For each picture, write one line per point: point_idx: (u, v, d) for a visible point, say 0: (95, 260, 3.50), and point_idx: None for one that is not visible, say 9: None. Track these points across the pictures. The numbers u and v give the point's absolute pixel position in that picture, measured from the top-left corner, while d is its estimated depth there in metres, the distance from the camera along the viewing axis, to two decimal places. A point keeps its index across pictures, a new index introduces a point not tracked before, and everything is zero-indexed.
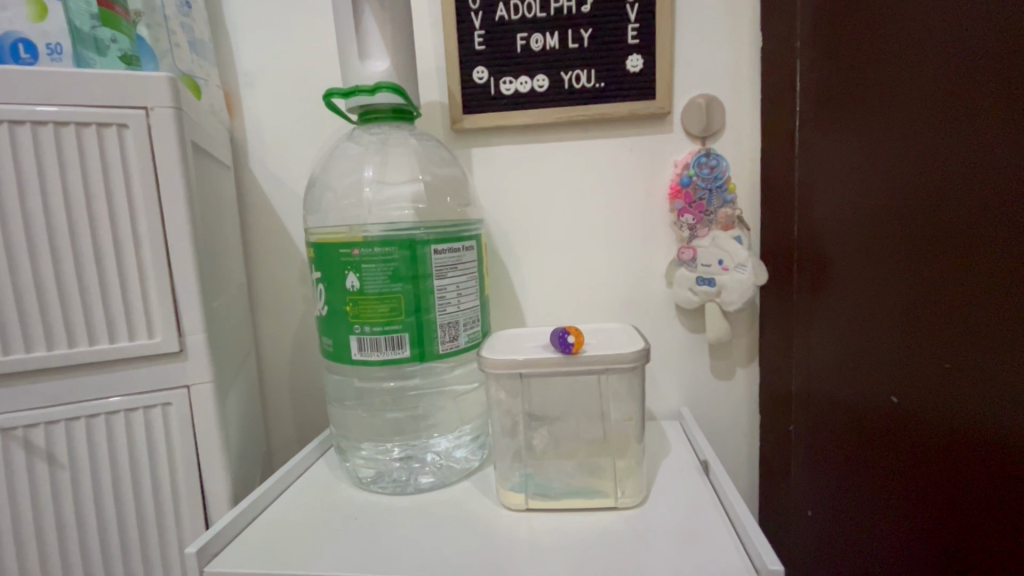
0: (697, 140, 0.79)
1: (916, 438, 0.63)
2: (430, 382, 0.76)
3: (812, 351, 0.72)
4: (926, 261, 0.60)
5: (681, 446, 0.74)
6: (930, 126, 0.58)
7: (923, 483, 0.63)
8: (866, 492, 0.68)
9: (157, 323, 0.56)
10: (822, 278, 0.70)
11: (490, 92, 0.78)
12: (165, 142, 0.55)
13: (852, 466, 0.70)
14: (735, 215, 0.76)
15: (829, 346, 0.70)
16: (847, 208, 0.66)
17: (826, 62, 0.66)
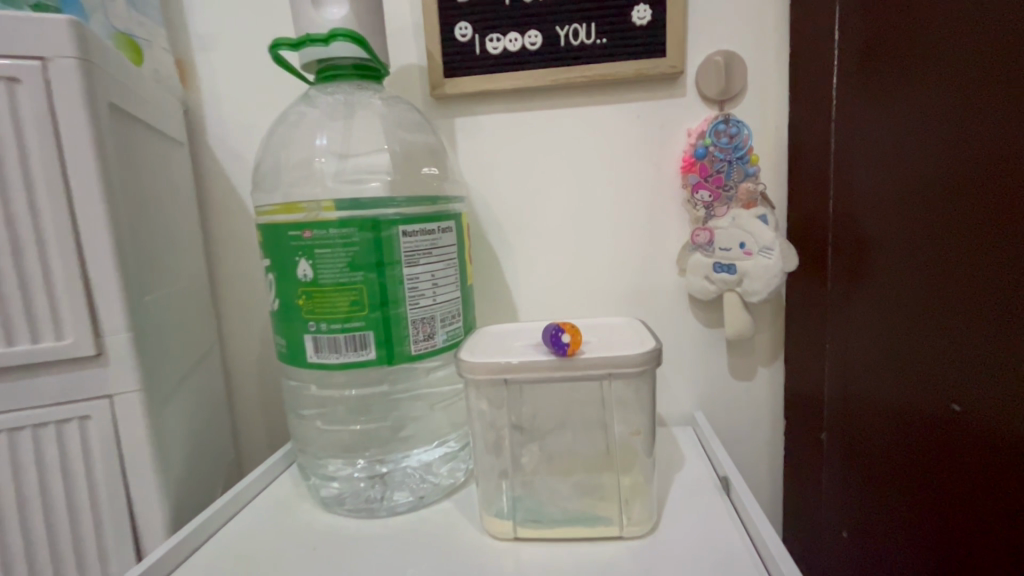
0: (713, 105, 0.68)
1: (983, 455, 0.52)
2: (409, 386, 0.67)
3: (864, 357, 0.61)
4: (999, 237, 0.49)
5: (695, 457, 0.65)
6: (1007, 70, 0.47)
7: (994, 510, 0.51)
8: (924, 516, 0.58)
9: (67, 322, 0.47)
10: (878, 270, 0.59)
11: (475, 52, 0.68)
12: (69, 102, 0.45)
13: (905, 486, 0.59)
14: (758, 192, 0.65)
15: (888, 354, 0.59)
16: (899, 180, 0.56)
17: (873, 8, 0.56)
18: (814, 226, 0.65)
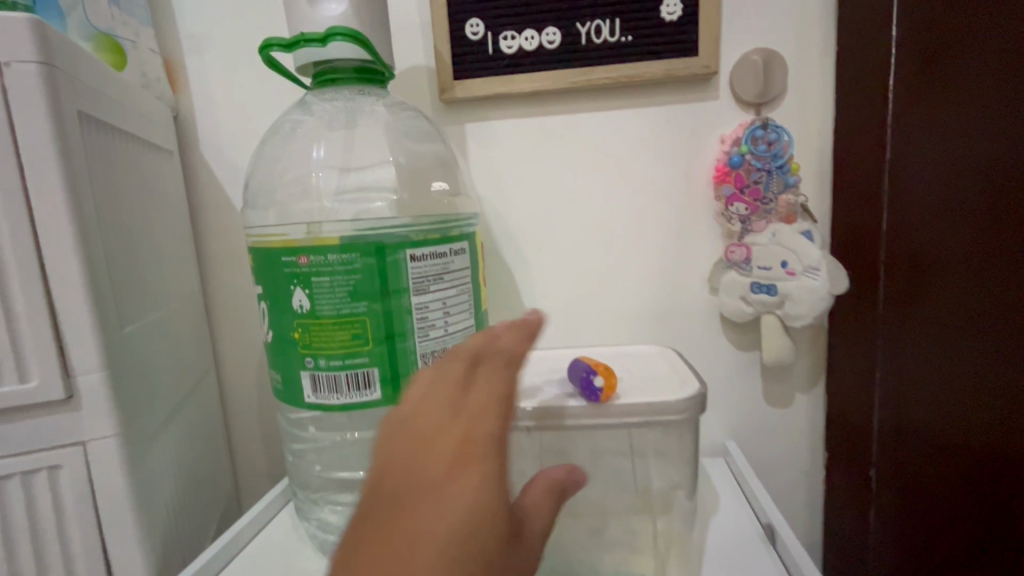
0: (749, 109, 0.62)
1: None
2: None
3: (939, 404, 0.53)
4: None
5: (732, 496, 0.59)
6: None
7: None
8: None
9: (33, 362, 0.42)
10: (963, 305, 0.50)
11: (488, 51, 0.62)
12: (31, 113, 0.40)
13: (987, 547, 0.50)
14: (799, 204, 0.60)
15: (955, 388, 0.51)
16: (967, 189, 0.48)
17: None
18: (864, 242, 0.58)
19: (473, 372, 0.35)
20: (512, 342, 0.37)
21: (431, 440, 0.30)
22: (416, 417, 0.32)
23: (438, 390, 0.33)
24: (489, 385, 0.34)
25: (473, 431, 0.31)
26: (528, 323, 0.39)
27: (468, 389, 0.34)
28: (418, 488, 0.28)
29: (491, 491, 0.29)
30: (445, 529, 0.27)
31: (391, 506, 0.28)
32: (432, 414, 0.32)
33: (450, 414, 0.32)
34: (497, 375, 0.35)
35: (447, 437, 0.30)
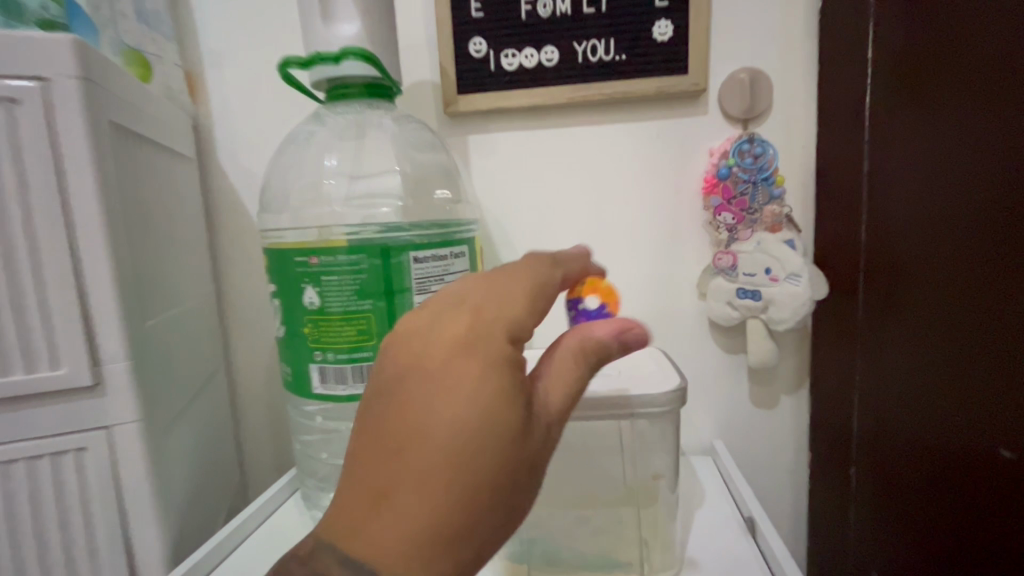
0: (736, 124, 0.65)
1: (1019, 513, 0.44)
2: None
3: (904, 384, 0.55)
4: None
5: (717, 492, 0.61)
6: None
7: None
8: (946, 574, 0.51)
9: (64, 351, 0.45)
10: (923, 290, 0.52)
11: (490, 68, 0.66)
12: (72, 123, 0.44)
13: (927, 535, 0.53)
14: (784, 215, 0.63)
15: (914, 388, 0.53)
16: (931, 197, 0.50)
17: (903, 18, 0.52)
18: (846, 252, 0.61)
19: (507, 275, 0.34)
20: (553, 261, 0.37)
21: (453, 333, 0.30)
22: (445, 313, 0.31)
23: (474, 294, 0.33)
24: (520, 280, 0.34)
25: (494, 326, 0.31)
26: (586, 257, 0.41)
27: (510, 286, 0.33)
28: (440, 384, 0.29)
29: (513, 373, 0.30)
30: (450, 428, 0.27)
31: (401, 403, 0.28)
32: (456, 308, 0.32)
33: (472, 310, 0.31)
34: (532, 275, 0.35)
35: (462, 327, 0.30)
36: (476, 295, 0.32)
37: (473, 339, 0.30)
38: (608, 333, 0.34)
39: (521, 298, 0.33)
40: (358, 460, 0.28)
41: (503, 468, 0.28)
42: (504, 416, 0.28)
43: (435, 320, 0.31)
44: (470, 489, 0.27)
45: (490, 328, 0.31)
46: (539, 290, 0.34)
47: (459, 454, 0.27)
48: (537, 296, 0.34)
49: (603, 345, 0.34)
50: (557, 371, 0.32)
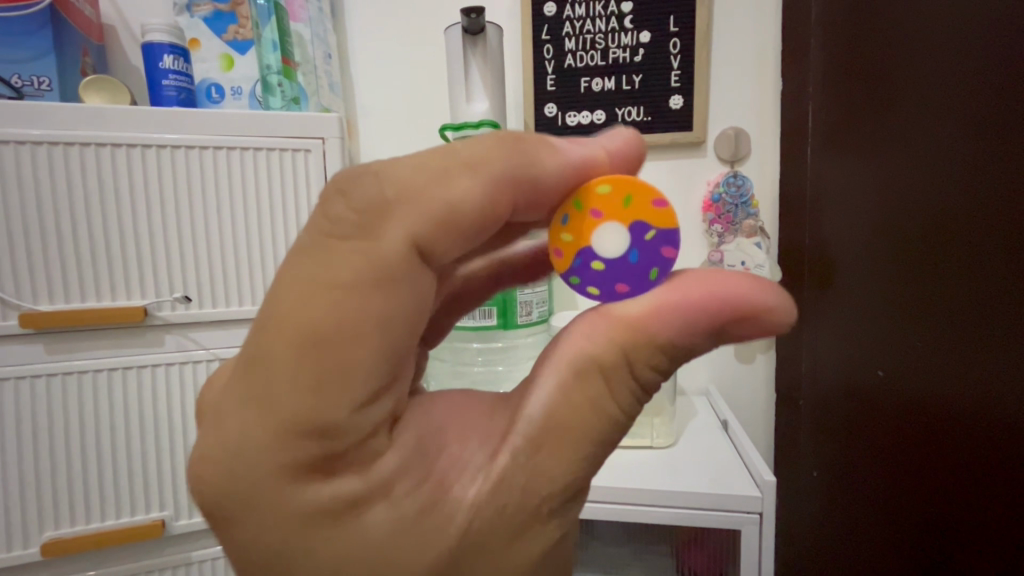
0: (726, 164, 0.96)
1: (894, 419, 0.70)
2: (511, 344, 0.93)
3: (829, 343, 0.82)
4: (902, 254, 0.68)
5: (705, 411, 0.91)
6: (907, 144, 0.67)
7: (899, 459, 0.69)
8: (854, 460, 0.78)
9: None
10: (842, 280, 0.80)
11: (558, 124, 0.99)
12: (335, 162, 0.77)
13: (844, 437, 0.80)
14: (757, 226, 0.93)
15: (840, 340, 0.80)
16: (848, 216, 0.78)
17: (832, 102, 0.80)
18: (794, 251, 0.90)
19: (342, 305, 0.23)
20: (394, 239, 0.24)
21: (280, 469, 0.23)
22: (264, 426, 0.23)
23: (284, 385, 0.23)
24: (362, 322, 0.23)
25: (329, 446, 0.24)
26: (481, 201, 0.26)
27: (332, 342, 0.23)
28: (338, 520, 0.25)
29: (394, 503, 0.26)
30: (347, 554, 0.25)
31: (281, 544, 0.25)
32: (274, 410, 0.23)
33: (283, 428, 0.23)
34: (362, 299, 0.23)
35: (308, 449, 0.23)
36: (286, 392, 0.23)
37: (323, 474, 0.24)
38: (705, 322, 0.27)
39: (349, 372, 0.23)
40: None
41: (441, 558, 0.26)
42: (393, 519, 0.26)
43: (252, 439, 0.23)
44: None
45: (318, 434, 0.23)
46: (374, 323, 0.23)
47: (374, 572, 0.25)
48: (377, 350, 0.24)
49: (686, 344, 0.28)
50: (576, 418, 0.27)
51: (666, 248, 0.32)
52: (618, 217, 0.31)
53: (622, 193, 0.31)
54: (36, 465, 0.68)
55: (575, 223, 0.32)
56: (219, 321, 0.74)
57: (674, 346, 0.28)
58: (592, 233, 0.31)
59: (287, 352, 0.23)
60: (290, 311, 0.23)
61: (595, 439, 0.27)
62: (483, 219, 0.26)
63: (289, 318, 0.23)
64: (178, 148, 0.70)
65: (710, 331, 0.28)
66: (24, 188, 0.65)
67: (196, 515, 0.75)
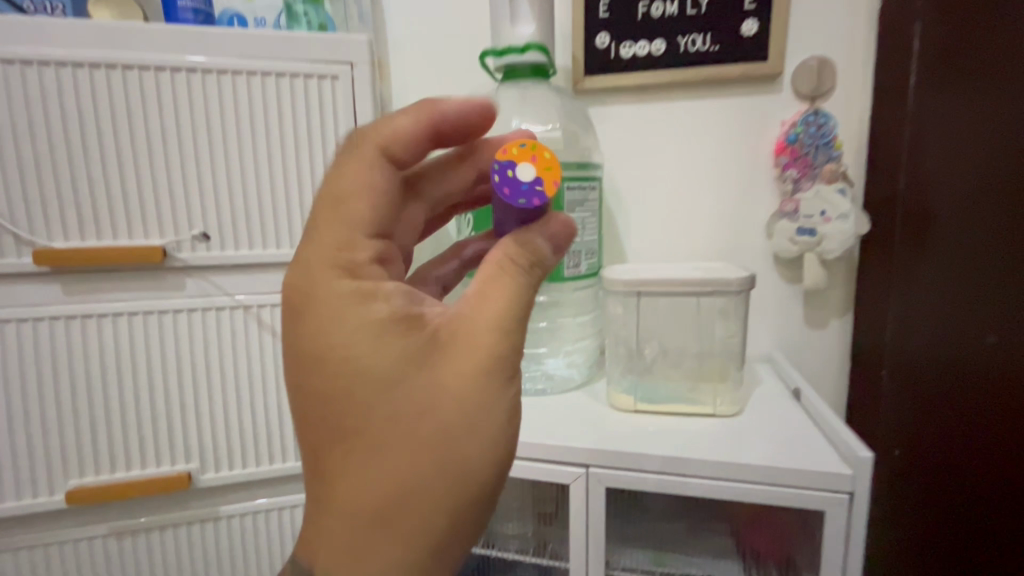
0: (806, 101, 0.83)
1: (1005, 390, 0.64)
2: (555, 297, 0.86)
3: (928, 309, 0.71)
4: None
5: (771, 379, 0.81)
6: None
7: (1002, 431, 0.64)
8: (937, 435, 0.71)
9: None
10: (938, 244, 0.69)
11: (610, 56, 0.87)
12: (365, 91, 0.69)
13: (924, 412, 0.72)
14: (840, 171, 0.81)
15: (937, 304, 0.70)
16: (950, 163, 0.67)
17: (951, 17, 0.65)
18: (886, 200, 0.77)
19: (351, 184, 0.40)
20: (371, 145, 0.40)
21: (343, 301, 0.39)
22: (319, 265, 0.39)
23: (324, 243, 0.40)
24: (363, 186, 0.40)
25: (352, 260, 0.39)
26: (418, 121, 0.41)
27: (348, 202, 0.40)
28: (343, 373, 0.38)
29: None
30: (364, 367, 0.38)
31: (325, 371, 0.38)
32: (327, 257, 0.39)
33: (330, 245, 0.39)
34: (369, 178, 0.40)
35: (343, 286, 0.39)
36: (325, 241, 0.40)
37: None
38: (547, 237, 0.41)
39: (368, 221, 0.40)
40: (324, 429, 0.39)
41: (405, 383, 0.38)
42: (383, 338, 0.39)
43: (315, 282, 0.39)
44: (426, 460, 0.38)
45: (347, 250, 0.40)
46: (371, 182, 0.40)
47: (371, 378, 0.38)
48: (378, 209, 0.41)
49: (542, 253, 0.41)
50: (490, 297, 0.39)
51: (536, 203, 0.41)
52: (533, 161, 0.41)
53: (541, 149, 0.41)
54: (59, 411, 0.65)
55: (527, 148, 0.41)
56: (243, 265, 0.68)
57: (535, 246, 0.40)
58: (525, 159, 0.41)
59: (325, 215, 0.40)
60: (333, 187, 0.40)
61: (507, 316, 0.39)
62: (404, 131, 0.41)
63: (326, 194, 0.40)
64: (195, 71, 0.63)
65: (550, 240, 0.41)
66: (33, 115, 0.60)
67: (223, 470, 0.72)
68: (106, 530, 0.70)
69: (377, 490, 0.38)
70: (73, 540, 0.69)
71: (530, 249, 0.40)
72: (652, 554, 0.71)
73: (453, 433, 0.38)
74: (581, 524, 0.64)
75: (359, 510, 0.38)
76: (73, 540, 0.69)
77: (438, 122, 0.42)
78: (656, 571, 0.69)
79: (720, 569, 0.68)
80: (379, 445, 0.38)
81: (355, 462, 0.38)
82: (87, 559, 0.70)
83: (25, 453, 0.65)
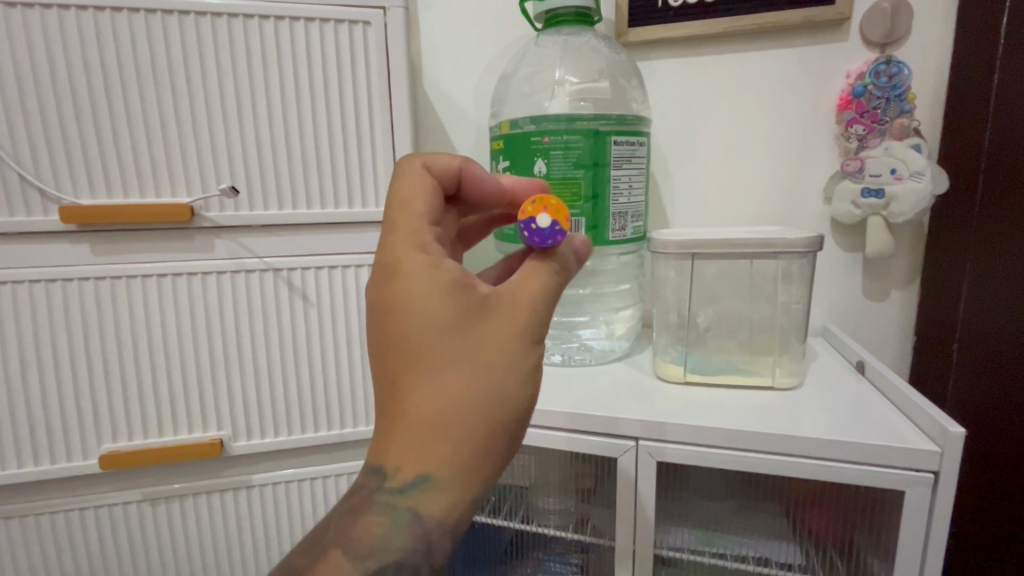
0: (876, 49, 0.76)
1: None
2: (595, 263, 0.82)
3: (1003, 273, 0.64)
4: None
5: (828, 353, 0.76)
6: None
7: None
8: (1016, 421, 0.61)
9: (381, 193, 0.67)
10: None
11: (657, 4, 0.80)
12: (398, 40, 0.64)
13: (1003, 392, 0.64)
14: (912, 126, 0.74)
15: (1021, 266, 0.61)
16: None
17: None
18: (969, 155, 0.70)
19: (412, 185, 0.41)
20: (415, 164, 0.42)
21: (419, 265, 0.38)
22: (394, 244, 0.39)
23: (401, 224, 0.39)
24: (423, 184, 0.41)
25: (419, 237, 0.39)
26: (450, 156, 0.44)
27: (412, 203, 0.40)
28: (412, 317, 0.37)
29: None
30: (431, 314, 0.37)
31: (392, 316, 0.38)
32: (405, 234, 0.39)
33: (403, 224, 0.39)
34: (427, 184, 0.41)
35: (420, 255, 0.38)
36: (403, 226, 0.39)
37: None
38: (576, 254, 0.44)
39: (429, 216, 0.40)
40: (385, 377, 0.38)
41: (467, 335, 0.38)
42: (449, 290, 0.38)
43: (393, 252, 0.39)
44: (486, 394, 0.37)
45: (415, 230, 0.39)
46: (424, 191, 0.41)
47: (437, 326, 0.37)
48: (435, 208, 0.41)
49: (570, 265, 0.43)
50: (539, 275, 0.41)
51: (552, 241, 0.42)
52: (546, 211, 0.42)
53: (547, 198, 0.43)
54: (91, 374, 0.64)
55: (538, 203, 0.43)
56: (273, 226, 0.65)
57: (564, 268, 0.42)
58: (539, 210, 0.43)
59: (393, 212, 0.40)
60: (401, 184, 0.41)
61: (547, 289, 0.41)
62: (436, 162, 0.43)
63: (394, 189, 0.41)
64: (220, 16, 0.59)
65: (575, 255, 0.44)
66: (56, 62, 0.57)
67: (255, 438, 0.70)
68: (141, 496, 0.69)
69: (438, 425, 0.37)
70: (108, 505, 0.68)
71: (563, 255, 0.43)
72: (700, 533, 0.68)
73: (514, 370, 0.38)
74: (630, 501, 0.60)
75: (417, 448, 0.37)
76: (109, 504, 0.68)
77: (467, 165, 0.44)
78: (705, 552, 0.66)
79: (776, 552, 0.65)
80: (443, 382, 0.37)
81: (418, 399, 0.37)
82: (124, 523, 0.69)
83: (58, 415, 0.64)
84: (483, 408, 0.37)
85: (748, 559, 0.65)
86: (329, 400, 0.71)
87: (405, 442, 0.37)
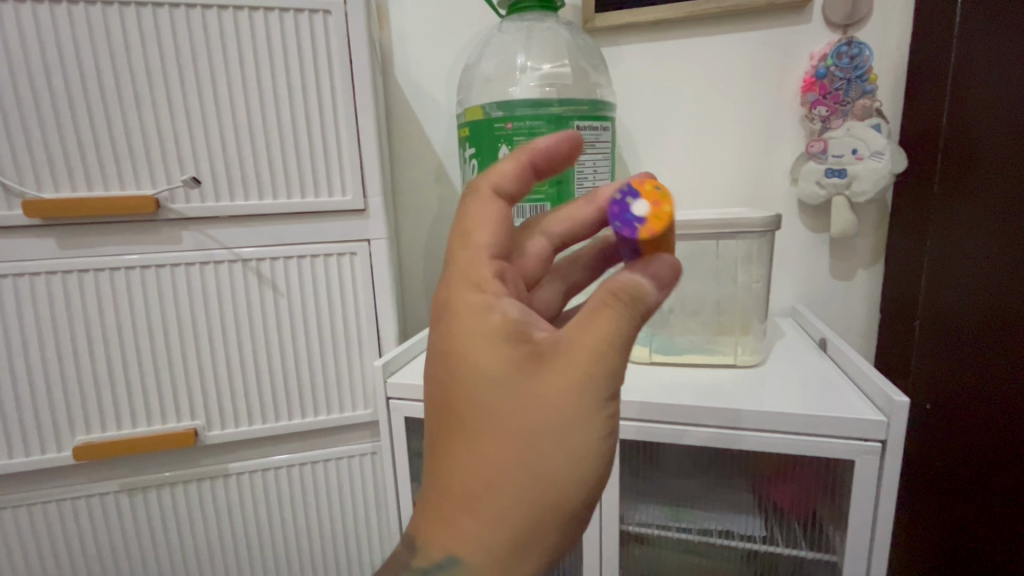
0: (838, 31, 0.77)
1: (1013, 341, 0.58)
2: None
3: (963, 250, 0.65)
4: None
5: (794, 332, 0.78)
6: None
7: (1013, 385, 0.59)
8: (967, 391, 0.64)
9: (348, 183, 0.67)
10: (981, 184, 0.62)
11: None
12: (360, 29, 0.64)
13: (957, 365, 0.66)
14: (874, 106, 0.75)
15: (983, 244, 0.62)
16: (998, 87, 0.59)
17: None
18: (927, 135, 0.71)
19: (472, 217, 0.40)
20: (480, 182, 0.41)
21: (467, 315, 0.38)
22: (450, 285, 0.40)
23: (457, 263, 0.40)
24: (481, 216, 0.40)
25: (471, 284, 0.39)
26: (518, 158, 0.41)
27: (473, 233, 0.40)
28: (457, 379, 0.38)
29: None
30: (477, 371, 0.37)
31: (447, 368, 0.39)
32: (459, 276, 0.39)
33: (458, 270, 0.40)
34: (495, 206, 0.41)
35: (472, 298, 0.39)
36: (458, 262, 0.40)
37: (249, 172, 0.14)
38: (654, 295, 0.36)
39: (492, 247, 0.40)
40: (439, 430, 0.39)
41: (513, 398, 0.36)
42: (498, 348, 0.37)
43: (447, 300, 0.40)
44: (528, 465, 0.36)
45: (467, 276, 0.39)
46: (494, 213, 0.40)
47: (485, 385, 0.37)
48: (499, 235, 0.40)
49: (644, 305, 0.36)
50: (598, 323, 0.36)
51: (626, 231, 0.39)
52: (652, 204, 0.39)
53: (668, 199, 0.39)
54: (62, 368, 0.65)
55: (649, 188, 0.40)
56: (240, 217, 0.66)
57: (636, 303, 0.36)
58: (643, 197, 0.40)
59: (456, 244, 0.41)
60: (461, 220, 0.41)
61: (608, 351, 0.36)
62: (502, 170, 0.41)
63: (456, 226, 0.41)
64: (178, 7, 0.59)
65: (653, 280, 0.37)
66: (12, 57, 0.57)
67: (229, 427, 0.71)
68: (118, 487, 0.70)
69: (474, 497, 0.36)
70: (85, 496, 0.69)
71: (628, 285, 0.36)
72: (667, 508, 0.69)
73: (562, 442, 0.36)
74: None
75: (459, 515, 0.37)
76: (86, 495, 0.69)
77: (537, 158, 0.42)
78: (672, 526, 0.68)
79: (739, 525, 0.67)
80: (481, 455, 0.36)
81: (460, 466, 0.37)
82: (101, 514, 0.70)
83: (31, 409, 0.65)
84: (518, 489, 0.36)
85: (712, 533, 0.68)
86: (303, 388, 0.72)
87: (443, 514, 0.38)
